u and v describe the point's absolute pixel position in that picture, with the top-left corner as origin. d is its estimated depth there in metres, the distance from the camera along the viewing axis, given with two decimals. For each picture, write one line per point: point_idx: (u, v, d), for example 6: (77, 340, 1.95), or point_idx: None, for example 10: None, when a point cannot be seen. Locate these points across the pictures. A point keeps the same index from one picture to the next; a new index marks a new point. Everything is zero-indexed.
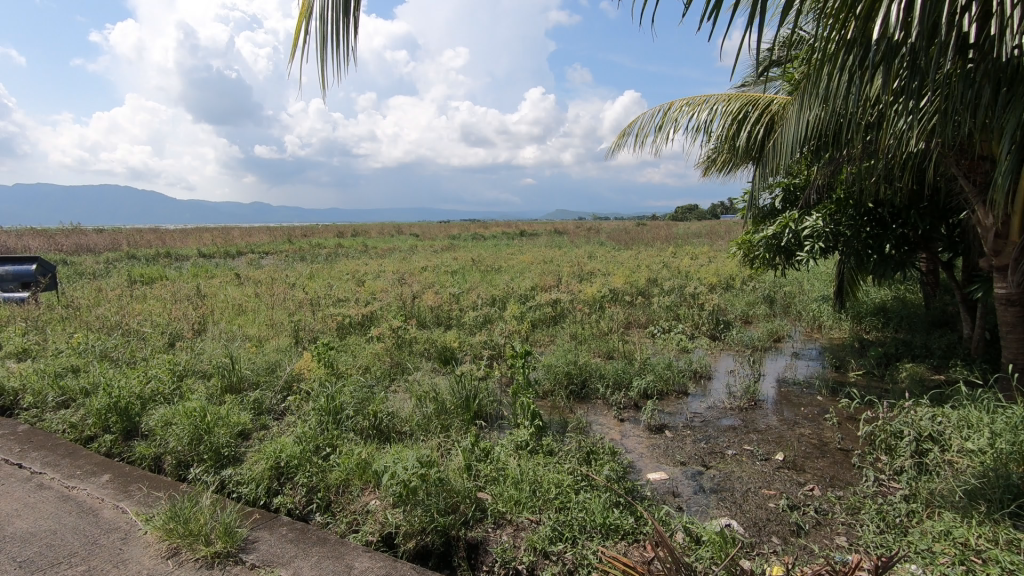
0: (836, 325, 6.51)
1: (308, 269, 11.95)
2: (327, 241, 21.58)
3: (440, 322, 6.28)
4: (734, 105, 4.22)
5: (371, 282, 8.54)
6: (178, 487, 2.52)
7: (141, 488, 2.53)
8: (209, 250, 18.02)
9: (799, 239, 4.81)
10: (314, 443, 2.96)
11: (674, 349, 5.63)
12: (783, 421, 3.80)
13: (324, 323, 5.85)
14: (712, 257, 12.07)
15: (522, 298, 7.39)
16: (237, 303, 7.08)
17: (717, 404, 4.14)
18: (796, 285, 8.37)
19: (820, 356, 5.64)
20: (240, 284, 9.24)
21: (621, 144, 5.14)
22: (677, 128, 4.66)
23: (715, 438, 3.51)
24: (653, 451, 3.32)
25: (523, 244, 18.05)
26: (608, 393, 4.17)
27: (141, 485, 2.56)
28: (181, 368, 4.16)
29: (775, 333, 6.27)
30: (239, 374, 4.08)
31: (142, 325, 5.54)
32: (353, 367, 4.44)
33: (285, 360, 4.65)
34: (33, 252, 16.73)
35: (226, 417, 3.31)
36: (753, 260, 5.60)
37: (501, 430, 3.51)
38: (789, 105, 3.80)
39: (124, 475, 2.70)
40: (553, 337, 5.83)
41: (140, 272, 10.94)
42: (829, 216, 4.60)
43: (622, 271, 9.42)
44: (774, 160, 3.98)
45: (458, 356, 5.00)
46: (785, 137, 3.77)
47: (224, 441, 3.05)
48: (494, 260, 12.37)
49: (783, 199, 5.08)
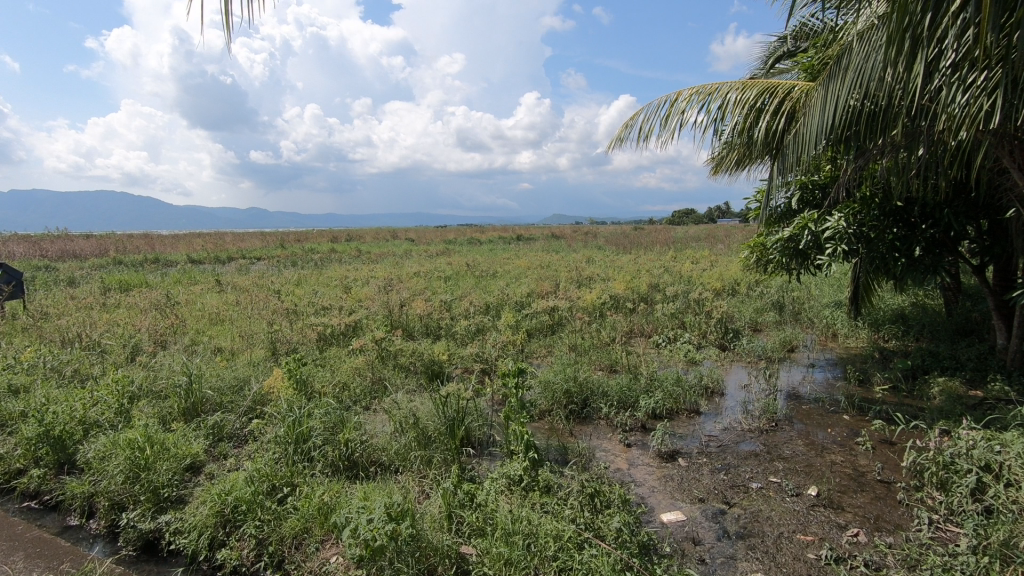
0: (853, 333, 6.09)
1: (296, 274, 11.54)
2: (320, 245, 21.22)
3: (429, 333, 5.86)
4: (750, 96, 3.73)
5: (358, 289, 8.08)
6: (61, 565, 2.28)
7: (20, 561, 2.32)
8: (200, 255, 17.56)
9: (818, 242, 4.40)
10: (269, 482, 2.51)
11: (681, 361, 5.23)
12: (811, 446, 3.37)
13: (303, 334, 5.40)
14: (715, 261, 11.72)
15: (518, 306, 6.97)
16: (214, 313, 6.64)
17: (733, 425, 3.71)
18: (806, 290, 7.97)
19: (837, 366, 5.24)
20: (222, 291, 8.76)
21: (623, 139, 4.71)
22: (684, 120, 4.24)
23: (735, 467, 3.09)
24: (666, 485, 2.90)
25: (518, 248, 17.69)
26: (612, 414, 3.75)
27: (20, 556, 2.35)
28: (135, 388, 3.71)
29: (788, 342, 5.86)
30: (199, 395, 3.63)
31: (106, 337, 5.11)
32: (329, 385, 4.02)
33: (256, 376, 4.21)
34: (17, 257, 16.33)
35: (175, 447, 2.86)
36: (766, 265, 5.20)
37: (491, 459, 3.11)
38: (814, 92, 3.40)
39: (14, 537, 2.49)
40: (550, 349, 5.41)
41: (118, 278, 10.44)
42: (852, 216, 4.20)
43: (623, 277, 9.01)
44: (795, 153, 3.57)
45: (448, 370, 4.58)
46: (811, 126, 3.37)
47: (167, 478, 2.60)
48: (490, 265, 11.94)
49: (800, 201, 4.64)
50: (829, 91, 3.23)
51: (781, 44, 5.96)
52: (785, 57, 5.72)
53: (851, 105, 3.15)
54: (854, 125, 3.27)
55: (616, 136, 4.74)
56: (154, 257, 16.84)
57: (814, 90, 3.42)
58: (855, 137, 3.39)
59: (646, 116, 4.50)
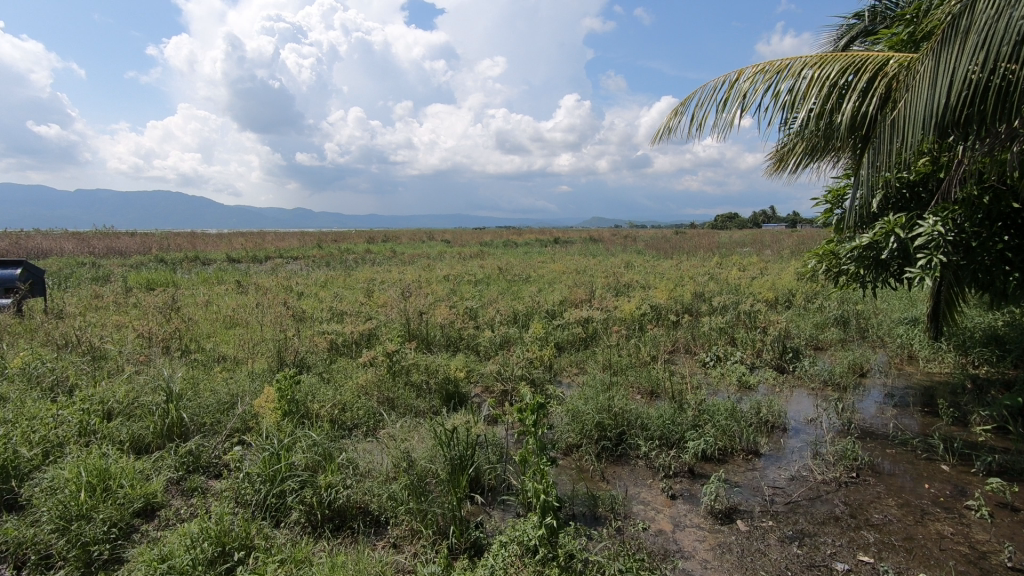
0: (935, 357, 5.25)
1: (323, 276, 11.24)
2: (356, 246, 21.13)
3: (449, 345, 5.36)
4: (829, 73, 3.06)
5: (380, 293, 7.66)
6: None
7: None
8: (238, 254, 17.67)
9: (906, 251, 3.67)
10: (218, 547, 2.02)
11: (733, 386, 4.55)
12: (907, 509, 2.67)
13: (313, 343, 4.97)
14: (765, 268, 10.91)
15: (548, 316, 6.39)
16: (228, 316, 6.29)
17: (802, 474, 3.03)
18: (872, 303, 7.11)
19: (920, 396, 4.45)
20: (245, 293, 8.51)
21: (671, 129, 4.09)
22: (746, 105, 3.58)
23: (811, 536, 2.44)
24: (722, 560, 2.28)
25: (552, 251, 17.10)
26: (652, 453, 3.14)
27: None
28: (112, 404, 3.31)
29: (858, 365, 5.08)
30: (178, 416, 3.20)
31: (106, 342, 4.79)
32: (327, 406, 3.54)
33: (249, 393, 3.77)
34: (64, 253, 16.77)
35: (126, 488, 2.42)
36: (836, 276, 4.46)
37: (504, 514, 2.56)
38: (918, 66, 2.73)
39: None
40: (582, 367, 4.82)
41: (148, 276, 10.37)
42: (953, 219, 3.46)
43: (665, 284, 8.35)
44: (891, 141, 2.87)
45: (464, 390, 4.05)
46: (914, 107, 2.69)
47: (100, 532, 2.14)
48: (522, 269, 11.41)
49: (884, 202, 3.90)
50: (942, 63, 2.57)
51: (856, 23, 5.22)
52: (862, 38, 5.01)
53: (972, 79, 2.49)
54: (975, 105, 2.59)
55: (663, 126, 4.11)
56: (195, 255, 17.09)
57: (918, 63, 2.74)
58: (975, 120, 2.70)
59: (700, 102, 3.85)
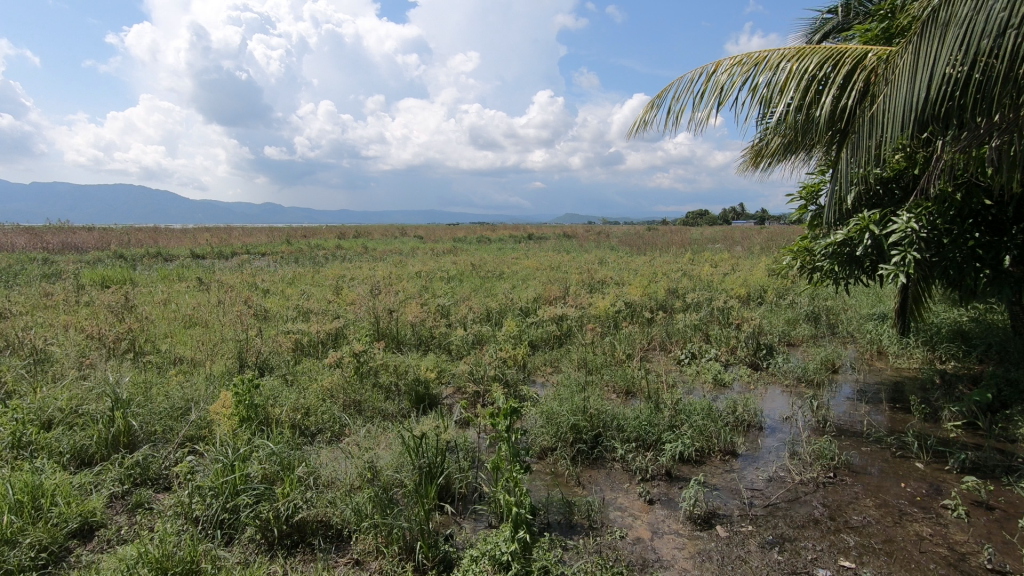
0: (904, 353, 5.29)
1: (291, 273, 10.92)
2: (326, 241, 20.71)
3: (420, 344, 5.19)
4: (808, 66, 3.01)
5: (349, 291, 7.43)
6: None
7: None
8: (203, 250, 17.11)
9: (880, 248, 3.66)
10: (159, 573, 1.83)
11: (708, 384, 4.51)
12: (885, 510, 2.63)
13: (277, 342, 4.75)
14: (736, 264, 11.00)
15: (522, 313, 6.27)
16: (187, 315, 6.00)
17: (781, 475, 2.97)
18: (841, 300, 7.18)
19: (892, 392, 4.47)
20: (208, 290, 8.17)
21: (647, 122, 4.00)
22: (723, 98, 3.52)
23: (792, 541, 2.37)
24: (702, 569, 2.19)
25: (526, 247, 17.02)
26: (629, 456, 3.05)
27: None
28: (51, 413, 3.06)
29: (830, 362, 5.10)
30: (125, 424, 2.97)
31: (52, 344, 4.48)
32: (289, 411, 3.36)
33: (205, 397, 3.55)
34: (16, 249, 15.99)
35: (60, 507, 2.21)
36: (810, 273, 4.45)
37: (476, 525, 2.43)
38: (897, 59, 2.70)
39: None
40: (556, 366, 4.72)
41: (104, 272, 9.89)
42: (926, 216, 3.45)
43: (639, 281, 8.32)
44: (870, 136, 2.83)
45: (435, 392, 3.90)
46: (894, 101, 2.65)
47: (27, 559, 1.94)
48: (496, 265, 11.28)
49: (858, 198, 3.89)
50: (921, 56, 2.54)
51: (830, 19, 5.22)
52: (835, 33, 5.03)
53: (952, 72, 2.46)
54: (955, 99, 2.56)
55: (640, 119, 4.03)
56: (157, 251, 16.52)
57: (897, 56, 2.71)
58: (954, 114, 2.67)
59: (677, 94, 3.77)
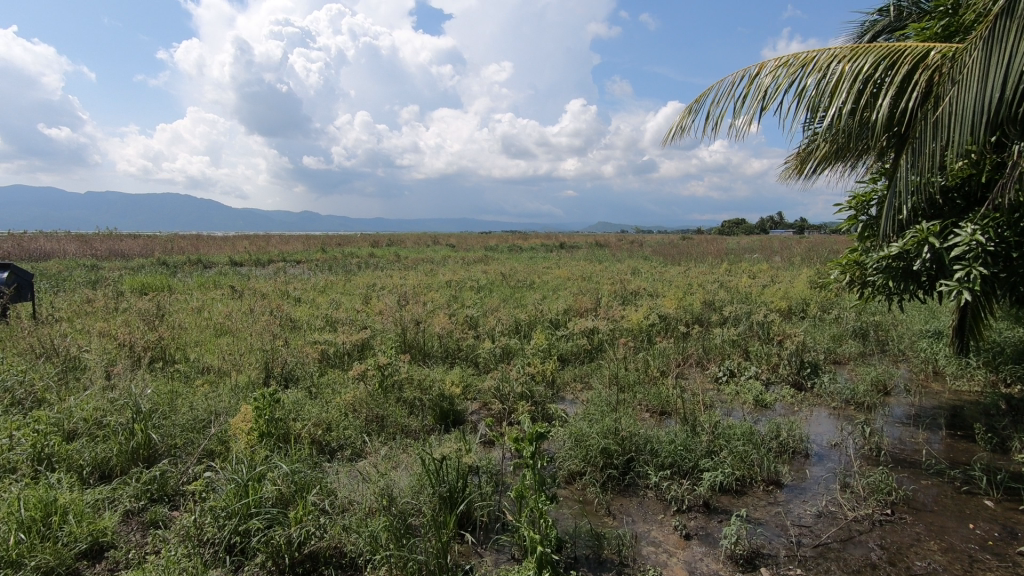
0: (962, 374, 4.91)
1: (324, 281, 11.01)
2: (360, 249, 21.00)
3: (447, 356, 5.08)
4: (862, 66, 2.78)
5: (379, 300, 7.40)
6: None
7: None
8: (240, 257, 17.50)
9: (941, 262, 3.37)
10: None
11: (748, 405, 4.25)
12: (953, 555, 2.36)
13: (303, 353, 4.70)
14: (776, 275, 10.60)
15: (552, 325, 6.10)
16: (219, 323, 6.04)
17: (831, 510, 2.73)
18: (891, 315, 6.78)
19: (951, 418, 4.13)
20: (241, 298, 8.27)
21: (684, 128, 3.81)
22: (767, 101, 3.30)
23: None
24: None
25: (558, 257, 16.84)
26: (663, 484, 2.85)
27: None
28: (75, 424, 3.05)
29: (881, 383, 4.76)
30: (145, 438, 2.93)
31: (85, 351, 4.54)
32: (310, 426, 3.27)
33: (227, 410, 3.50)
34: (67, 255, 16.67)
35: (70, 526, 2.15)
36: (861, 288, 4.15)
37: (498, 557, 2.28)
38: (965, 57, 2.46)
39: None
40: (586, 383, 4.54)
41: (145, 280, 10.13)
42: (993, 228, 3.16)
43: (674, 292, 8.05)
44: (934, 140, 2.59)
45: (459, 408, 3.77)
46: (962, 102, 2.41)
47: None
48: (526, 275, 11.14)
49: (915, 209, 3.60)
50: (994, 52, 2.30)
51: (879, 18, 4.93)
52: (886, 34, 4.74)
53: None
54: None
55: (676, 125, 3.84)
56: (199, 258, 16.99)
57: (964, 54, 2.47)
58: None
59: (716, 98, 3.57)
